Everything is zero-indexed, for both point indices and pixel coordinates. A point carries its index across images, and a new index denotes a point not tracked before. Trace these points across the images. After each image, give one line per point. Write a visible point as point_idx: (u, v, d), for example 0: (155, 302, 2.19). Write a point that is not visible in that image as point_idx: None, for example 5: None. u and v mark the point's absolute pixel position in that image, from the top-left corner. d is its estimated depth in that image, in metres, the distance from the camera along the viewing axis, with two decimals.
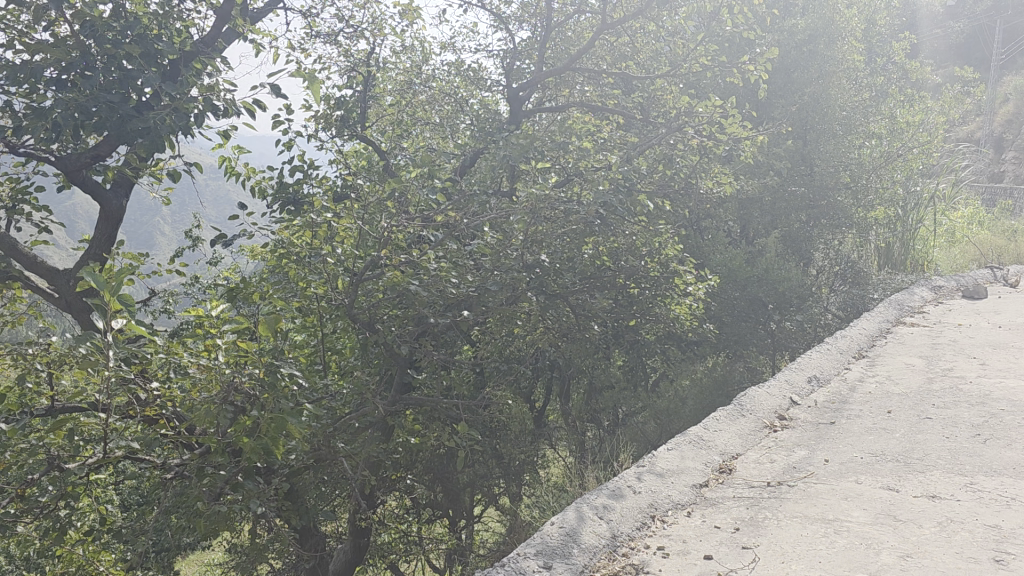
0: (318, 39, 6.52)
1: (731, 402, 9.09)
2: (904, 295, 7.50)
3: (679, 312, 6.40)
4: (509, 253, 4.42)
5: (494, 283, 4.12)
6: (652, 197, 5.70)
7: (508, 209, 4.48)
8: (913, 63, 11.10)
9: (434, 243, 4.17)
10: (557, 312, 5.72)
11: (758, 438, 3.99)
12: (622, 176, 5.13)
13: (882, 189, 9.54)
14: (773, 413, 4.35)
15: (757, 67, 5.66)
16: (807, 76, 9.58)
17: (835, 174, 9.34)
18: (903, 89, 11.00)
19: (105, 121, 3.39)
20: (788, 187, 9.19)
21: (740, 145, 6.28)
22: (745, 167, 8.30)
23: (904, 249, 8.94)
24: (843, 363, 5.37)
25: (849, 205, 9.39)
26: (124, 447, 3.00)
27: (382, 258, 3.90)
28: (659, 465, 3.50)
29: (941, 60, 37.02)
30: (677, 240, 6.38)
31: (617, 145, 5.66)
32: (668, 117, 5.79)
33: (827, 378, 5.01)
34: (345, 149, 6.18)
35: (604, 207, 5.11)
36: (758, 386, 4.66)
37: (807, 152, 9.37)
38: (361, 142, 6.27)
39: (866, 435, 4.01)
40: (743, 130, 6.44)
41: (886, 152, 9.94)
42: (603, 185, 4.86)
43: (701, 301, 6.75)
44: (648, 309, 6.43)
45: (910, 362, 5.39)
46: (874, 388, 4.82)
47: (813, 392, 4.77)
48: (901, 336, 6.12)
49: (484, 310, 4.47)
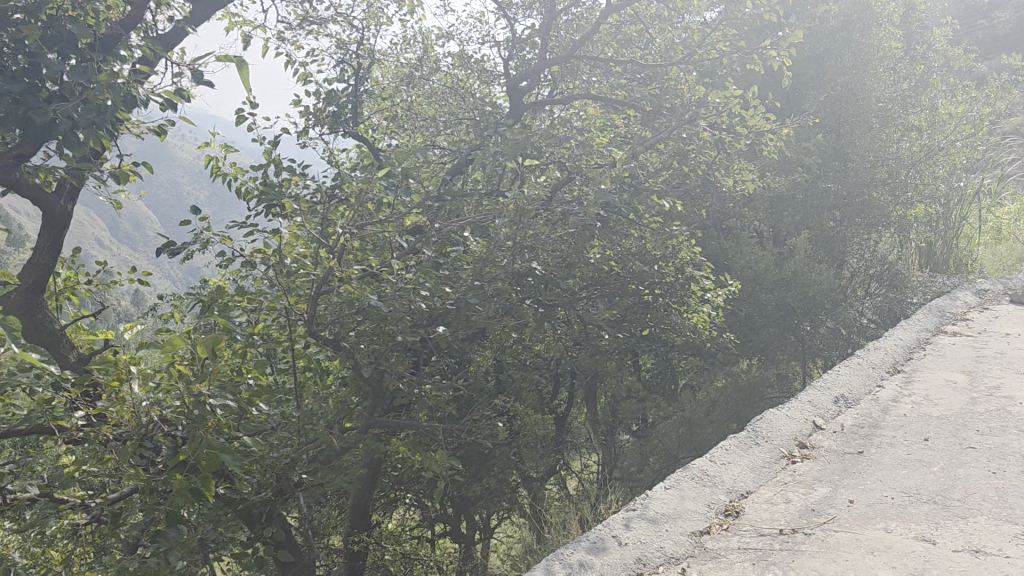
0: (310, 28, 6.14)
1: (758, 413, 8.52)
2: (946, 300, 6.91)
3: (698, 321, 5.91)
4: (496, 260, 3.97)
5: (475, 294, 3.67)
6: (663, 195, 5.22)
7: (493, 212, 4.03)
8: (958, 50, 10.41)
9: (406, 250, 3.74)
10: (560, 323, 5.28)
11: (774, 472, 3.49)
12: (627, 174, 4.65)
13: (922, 185, 8.93)
14: (792, 441, 3.85)
15: (780, 52, 5.11)
16: (840, 65, 9.04)
17: (871, 169, 8.76)
18: (947, 77, 10.34)
19: (12, 116, 3.02)
20: (820, 183, 8.63)
21: (763, 139, 5.77)
22: (773, 163, 7.78)
23: (947, 248, 8.44)
24: (876, 380, 4.84)
25: (886, 203, 8.82)
26: (26, 491, 2.61)
27: (342, 267, 3.48)
28: (652, 509, 3.02)
29: (988, 51, 35.76)
30: (693, 243, 5.87)
31: (624, 140, 5.17)
32: (681, 109, 5.31)
33: (857, 399, 4.48)
34: (336, 147, 5.78)
35: (607, 209, 4.63)
36: (777, 408, 4.15)
37: (842, 146, 8.83)
38: (353, 139, 5.86)
39: (898, 470, 3.49)
40: (767, 122, 5.89)
41: (927, 145, 9.29)
42: (604, 183, 4.39)
43: (721, 307, 6.23)
44: (664, 317, 5.95)
45: (952, 378, 4.84)
46: (909, 411, 4.29)
47: (839, 414, 4.25)
48: (942, 347, 5.55)
49: (469, 323, 4.02)
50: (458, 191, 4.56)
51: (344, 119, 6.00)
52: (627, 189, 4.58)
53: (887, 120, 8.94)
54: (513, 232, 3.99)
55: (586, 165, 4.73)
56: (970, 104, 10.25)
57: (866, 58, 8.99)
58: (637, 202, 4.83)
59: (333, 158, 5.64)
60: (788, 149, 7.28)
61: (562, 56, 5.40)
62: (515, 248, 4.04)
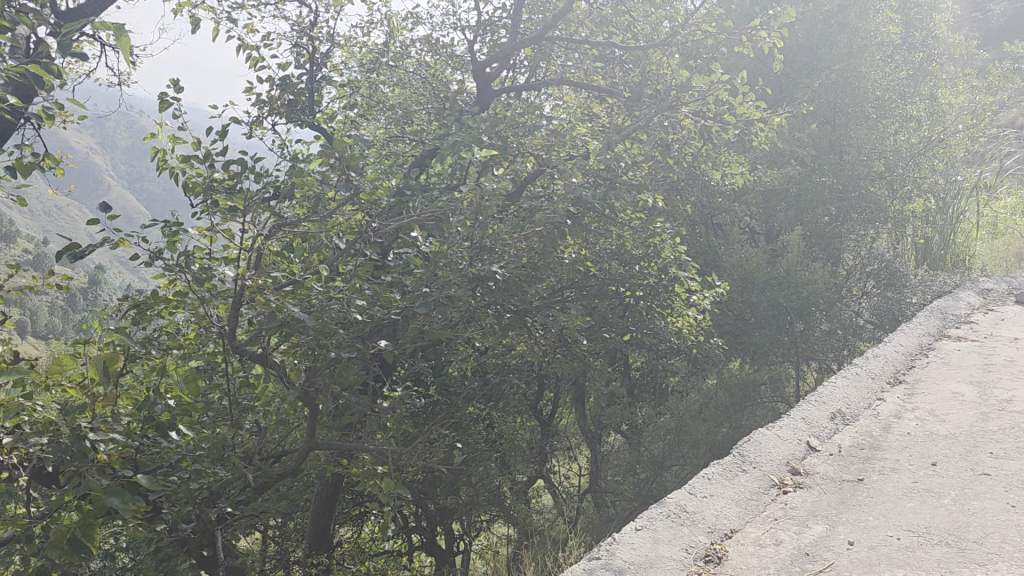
0: (265, 8, 5.71)
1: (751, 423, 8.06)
2: (948, 302, 6.49)
3: (681, 325, 5.48)
4: (451, 262, 3.53)
5: (423, 302, 3.24)
6: (642, 189, 4.79)
7: (447, 210, 3.59)
8: (958, 37, 9.94)
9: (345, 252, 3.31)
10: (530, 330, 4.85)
11: (762, 505, 3.06)
12: (602, 166, 4.22)
13: (921, 178, 8.50)
14: (784, 467, 3.41)
15: (771, 34, 4.67)
16: (836, 52, 8.61)
17: (867, 162, 8.32)
18: (946, 66, 9.88)
19: None
20: (814, 176, 8.17)
21: (751, 129, 5.32)
22: (764, 155, 7.33)
23: (943, 243, 8.20)
24: (875, 392, 4.41)
25: (883, 198, 8.38)
26: None
27: (267, 273, 3.04)
28: (618, 557, 2.59)
29: (985, 42, 35.21)
30: (677, 241, 5.44)
31: (599, 131, 4.72)
32: (660, 95, 4.88)
33: (855, 414, 4.06)
34: (289, 138, 5.35)
35: (580, 206, 4.20)
36: (766, 428, 3.72)
37: (837, 138, 8.39)
38: (309, 129, 5.43)
39: (904, 503, 3.07)
40: (756, 110, 5.44)
41: (926, 137, 8.87)
42: (575, 176, 3.96)
43: (708, 310, 5.79)
44: (645, 321, 5.51)
45: (958, 391, 4.41)
46: (913, 428, 3.87)
47: (835, 433, 3.83)
48: (946, 354, 5.13)
49: (421, 333, 3.60)
50: (413, 183, 4.12)
51: (300, 108, 5.56)
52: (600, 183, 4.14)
53: (884, 110, 8.50)
54: (469, 231, 3.56)
55: (556, 158, 4.30)
56: (971, 93, 9.81)
57: (863, 44, 8.53)
58: (613, 198, 4.40)
59: (287, 150, 5.21)
60: (779, 140, 6.83)
61: (533, 36, 4.93)
62: (473, 248, 3.61)
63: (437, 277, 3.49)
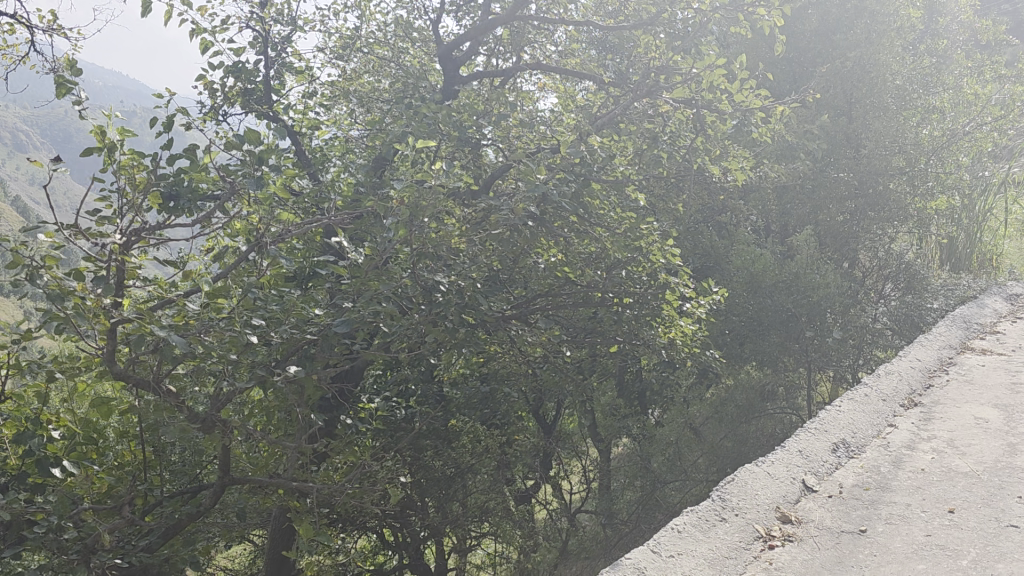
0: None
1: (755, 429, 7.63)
2: (971, 309, 5.92)
3: (674, 336, 4.96)
4: (385, 271, 3.04)
5: (342, 319, 2.75)
6: (623, 185, 4.28)
7: (381, 212, 3.10)
8: (987, 22, 9.27)
9: (255, 262, 2.84)
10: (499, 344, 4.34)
11: (739, 566, 2.55)
12: (573, 160, 3.70)
13: (944, 174, 7.89)
14: (772, 514, 2.89)
15: (771, 10, 4.13)
16: (852, 38, 8.02)
17: (886, 156, 7.73)
18: (972, 53, 9.22)
19: None
20: (827, 172, 7.65)
21: (750, 118, 4.77)
22: (771, 148, 6.77)
23: (969, 242, 7.34)
24: (886, 418, 3.87)
25: (903, 195, 7.78)
26: None
27: (151, 288, 2.56)
28: None
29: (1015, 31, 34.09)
30: (668, 244, 4.91)
31: (576, 121, 4.21)
32: (642, 79, 4.37)
33: (861, 446, 3.53)
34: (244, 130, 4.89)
35: (546, 205, 3.70)
36: (755, 464, 3.20)
37: (853, 130, 7.81)
38: (265, 120, 4.98)
39: (913, 564, 2.54)
40: (758, 97, 4.88)
41: (950, 130, 8.25)
42: (537, 172, 3.46)
43: (704, 320, 5.26)
44: (634, 332, 4.98)
45: (982, 417, 3.87)
46: (927, 464, 3.34)
47: (837, 470, 3.30)
48: (969, 371, 4.57)
49: (351, 353, 3.10)
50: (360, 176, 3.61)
51: (256, 97, 5.08)
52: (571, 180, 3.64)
53: (903, 101, 7.90)
54: (407, 234, 3.07)
55: (522, 152, 3.80)
56: (999, 83, 9.14)
57: (882, 28, 7.90)
58: (587, 197, 3.88)
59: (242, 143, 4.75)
60: (786, 132, 6.27)
61: (503, 14, 4.39)
62: (413, 256, 3.13)
63: (368, 289, 3.00)
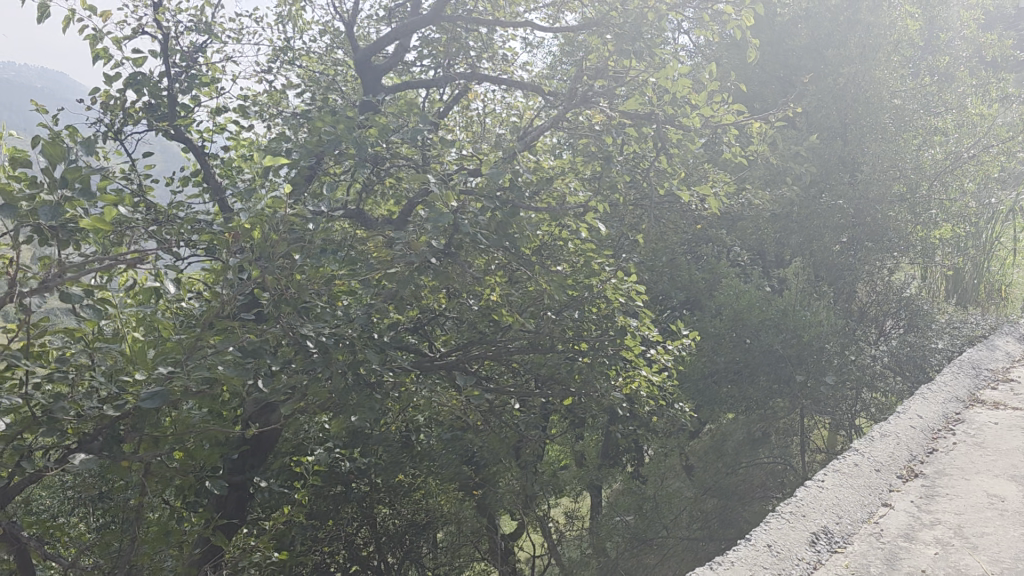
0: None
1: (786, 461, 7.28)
2: (981, 352, 5.25)
3: (636, 387, 4.28)
4: (226, 325, 2.40)
5: (154, 394, 2.12)
6: (566, 212, 3.65)
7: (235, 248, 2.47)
8: (992, 37, 8.62)
9: (48, 315, 2.19)
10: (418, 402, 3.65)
11: None
12: (493, 184, 3.07)
13: (948, 201, 7.23)
14: None
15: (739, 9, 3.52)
16: (845, 53, 7.36)
17: (885, 182, 7.08)
18: (977, 71, 8.57)
19: None
20: (821, 199, 7.00)
21: (721, 136, 4.15)
22: (756, 172, 6.15)
23: (977, 271, 7.93)
24: (879, 496, 3.18)
25: (904, 224, 7.12)
26: None
27: None
28: None
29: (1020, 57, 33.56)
30: (629, 280, 4.25)
31: (512, 139, 3.58)
32: (589, 91, 3.75)
33: (848, 536, 2.84)
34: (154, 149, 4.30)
35: (462, 240, 3.06)
36: (710, 567, 2.52)
37: (849, 153, 7.16)
38: (182, 143, 4.47)
39: None
40: (731, 112, 4.26)
41: (953, 153, 7.62)
42: (442, 199, 2.83)
43: (673, 367, 4.59)
44: (588, 383, 4.31)
45: (995, 493, 3.19)
46: (930, 561, 2.65)
47: (817, 571, 2.61)
48: (978, 432, 3.89)
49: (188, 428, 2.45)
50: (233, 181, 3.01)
51: (162, 113, 4.46)
52: (490, 207, 3.01)
53: (902, 121, 7.25)
54: (265, 277, 2.45)
55: (435, 176, 3.17)
56: (1005, 103, 8.51)
57: (877, 42, 7.25)
58: (515, 228, 3.25)
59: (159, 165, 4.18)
60: (770, 153, 5.65)
61: (428, 14, 3.77)
62: (271, 304, 2.49)
63: (211, 346, 2.37)
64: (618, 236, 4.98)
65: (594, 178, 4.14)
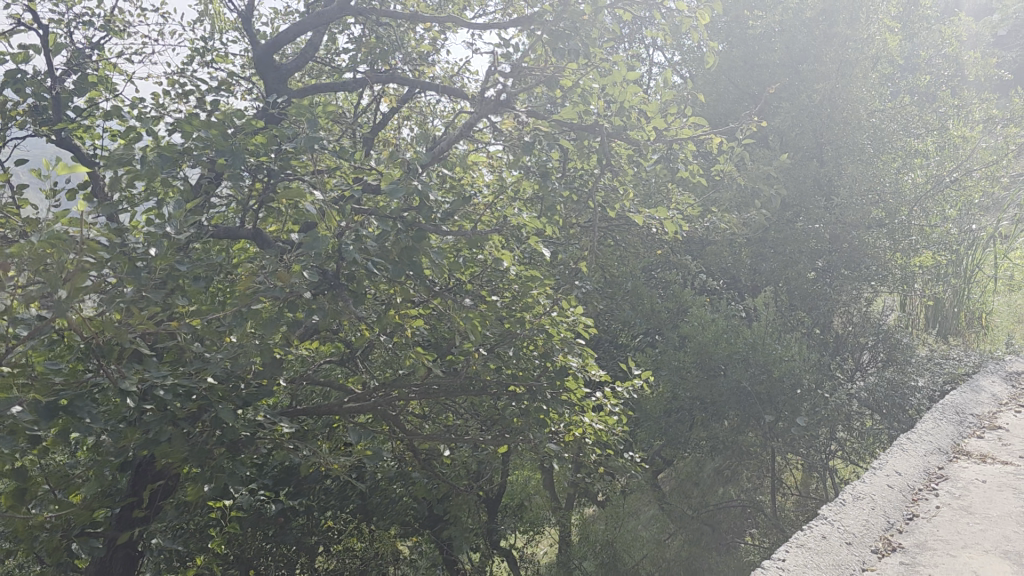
0: None
1: (757, 503, 6.78)
2: (966, 395, 4.78)
3: (579, 434, 3.77)
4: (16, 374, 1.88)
5: None
6: (492, 235, 3.16)
7: (36, 278, 1.95)
8: (975, 55, 8.24)
9: None
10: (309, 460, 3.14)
11: None
12: (392, 203, 2.58)
13: (929, 226, 6.81)
14: None
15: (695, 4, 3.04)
16: (820, 68, 6.92)
17: (863, 206, 6.63)
18: (959, 91, 8.15)
19: None
20: (794, 222, 6.55)
21: (677, 152, 3.67)
22: (724, 193, 5.68)
23: (959, 302, 7.55)
24: None
25: (882, 250, 6.67)
26: None
27: None
28: None
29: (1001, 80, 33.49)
30: (571, 312, 3.75)
31: (429, 151, 3.08)
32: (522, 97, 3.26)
33: None
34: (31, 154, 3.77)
35: (353, 269, 2.55)
36: None
37: (827, 174, 6.70)
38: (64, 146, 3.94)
39: None
40: (690, 126, 3.77)
41: (934, 176, 7.20)
42: (321, 221, 2.32)
43: (624, 409, 4.08)
44: (523, 430, 3.80)
45: (987, 574, 2.69)
46: None
47: None
48: (965, 494, 3.39)
49: None
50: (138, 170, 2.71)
51: (47, 116, 3.93)
52: (386, 230, 2.51)
53: (881, 142, 6.81)
54: (82, 314, 1.95)
55: (327, 192, 2.67)
56: (988, 125, 8.11)
57: (854, 58, 6.85)
58: (423, 253, 2.75)
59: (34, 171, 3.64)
60: (738, 173, 5.19)
61: (336, 4, 3.29)
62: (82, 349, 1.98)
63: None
64: (568, 261, 4.50)
65: (534, 198, 3.65)
